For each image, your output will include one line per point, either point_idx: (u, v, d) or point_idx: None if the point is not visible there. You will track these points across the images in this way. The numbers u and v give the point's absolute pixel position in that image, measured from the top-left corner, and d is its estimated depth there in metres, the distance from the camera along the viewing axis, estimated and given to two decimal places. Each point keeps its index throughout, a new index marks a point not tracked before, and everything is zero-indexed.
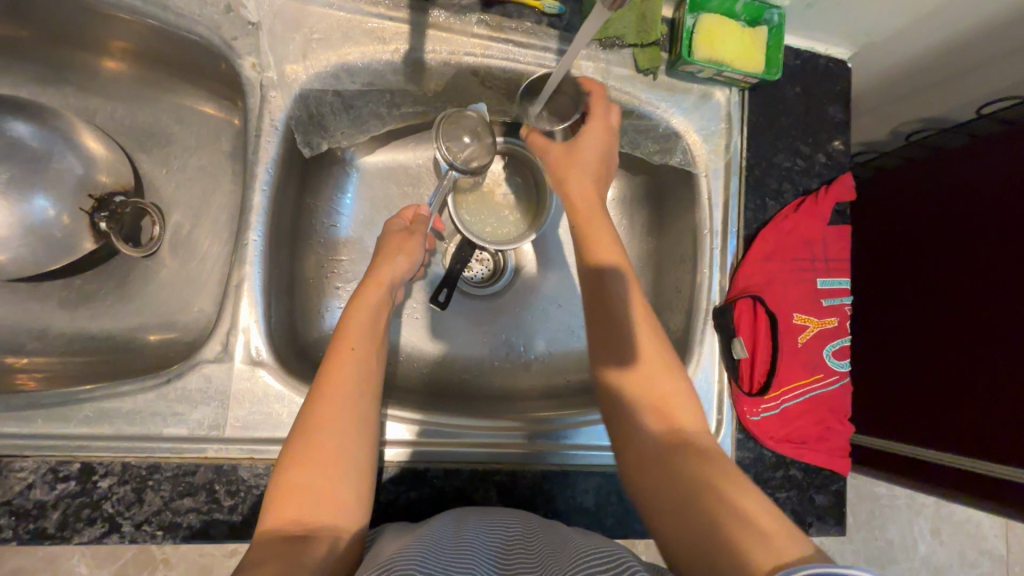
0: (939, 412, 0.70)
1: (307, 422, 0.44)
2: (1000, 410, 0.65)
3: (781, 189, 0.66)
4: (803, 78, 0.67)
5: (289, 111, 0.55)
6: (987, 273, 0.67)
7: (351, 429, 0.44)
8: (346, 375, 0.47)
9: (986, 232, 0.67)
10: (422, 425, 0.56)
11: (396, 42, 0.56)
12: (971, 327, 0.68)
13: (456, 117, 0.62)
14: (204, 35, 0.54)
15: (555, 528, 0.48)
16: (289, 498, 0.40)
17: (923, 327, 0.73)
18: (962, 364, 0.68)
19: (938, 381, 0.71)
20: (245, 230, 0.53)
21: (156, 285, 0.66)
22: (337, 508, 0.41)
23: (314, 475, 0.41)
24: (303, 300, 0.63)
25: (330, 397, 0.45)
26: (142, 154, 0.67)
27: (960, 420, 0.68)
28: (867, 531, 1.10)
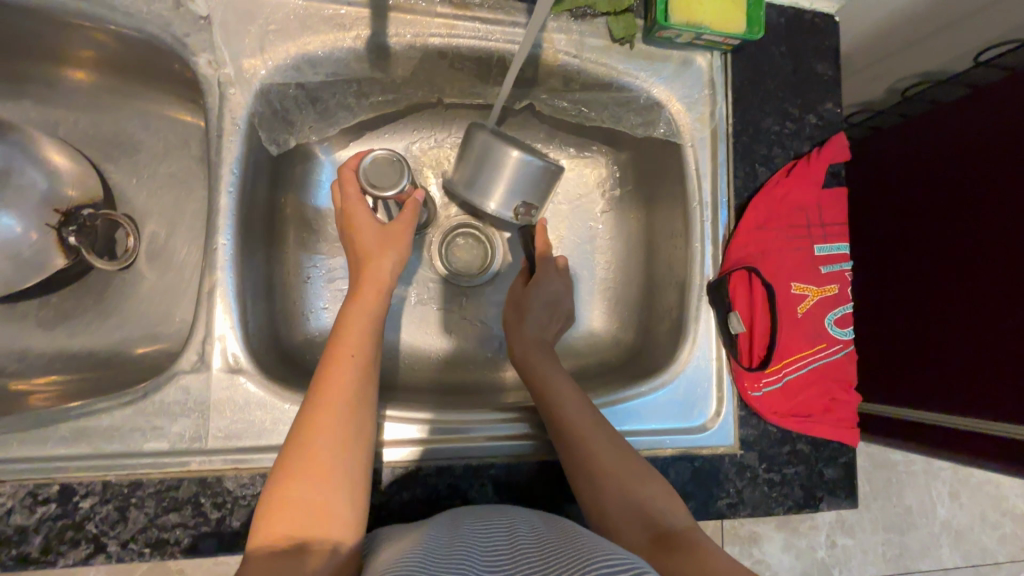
0: (954, 375, 0.67)
1: (301, 434, 0.42)
2: (1015, 366, 0.61)
3: (771, 153, 0.63)
4: (787, 36, 0.64)
5: (250, 107, 0.53)
6: (999, 216, 0.63)
7: (345, 439, 0.42)
8: (339, 381, 0.44)
9: (997, 173, 0.63)
10: (434, 424, 0.55)
11: (358, 28, 0.54)
12: (987, 276, 0.64)
13: (409, 130, 0.69)
14: (155, 34, 0.52)
15: (548, 524, 0.46)
16: (282, 512, 0.38)
17: (933, 283, 0.70)
18: (979, 316, 0.64)
19: (950, 338, 0.67)
20: (213, 234, 0.51)
21: (135, 298, 0.64)
22: (333, 525, 0.39)
23: (309, 491, 0.39)
24: (284, 304, 0.61)
25: (328, 407, 0.43)
26: (110, 164, 0.65)
27: (972, 380, 0.65)
28: (885, 500, 1.08)
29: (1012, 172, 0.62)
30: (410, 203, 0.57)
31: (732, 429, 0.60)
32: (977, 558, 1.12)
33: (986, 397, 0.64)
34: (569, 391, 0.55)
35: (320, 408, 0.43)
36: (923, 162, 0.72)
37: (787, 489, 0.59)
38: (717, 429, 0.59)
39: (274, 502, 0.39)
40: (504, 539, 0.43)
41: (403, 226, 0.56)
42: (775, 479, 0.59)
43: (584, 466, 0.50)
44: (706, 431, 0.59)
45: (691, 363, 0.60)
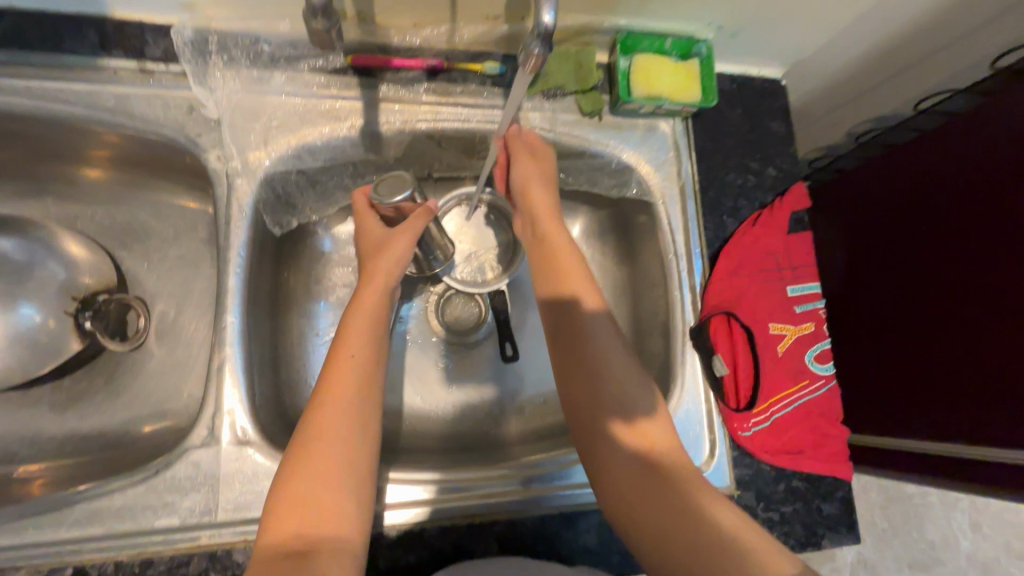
0: (958, 396, 0.67)
1: (301, 441, 0.45)
2: (1010, 389, 0.62)
3: (737, 205, 0.68)
4: (741, 100, 0.71)
5: (256, 194, 0.58)
6: (977, 240, 0.65)
7: (349, 433, 0.45)
8: (343, 378, 0.48)
9: (968, 201, 0.66)
10: (440, 484, 0.55)
11: (352, 118, 0.60)
12: (973, 298, 0.65)
13: None
14: (168, 135, 0.57)
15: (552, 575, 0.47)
16: (289, 511, 0.41)
17: (922, 308, 0.71)
18: (971, 338, 0.66)
19: (944, 363, 0.68)
20: (222, 313, 0.55)
21: (145, 376, 0.67)
22: (341, 520, 0.42)
23: (314, 487, 0.42)
24: (287, 374, 0.64)
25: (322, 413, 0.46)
26: (123, 251, 0.70)
27: (968, 406, 0.66)
28: (903, 534, 1.09)
29: (984, 198, 0.65)
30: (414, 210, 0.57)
31: (727, 470, 0.61)
32: None
33: (987, 422, 0.64)
34: (596, 389, 0.51)
35: (314, 415, 0.46)
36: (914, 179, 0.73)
37: (787, 527, 0.61)
38: (712, 472, 0.61)
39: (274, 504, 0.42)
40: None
41: (410, 226, 0.57)
42: (773, 518, 0.61)
43: (595, 421, 0.51)
44: (703, 474, 0.60)
45: (682, 408, 0.62)
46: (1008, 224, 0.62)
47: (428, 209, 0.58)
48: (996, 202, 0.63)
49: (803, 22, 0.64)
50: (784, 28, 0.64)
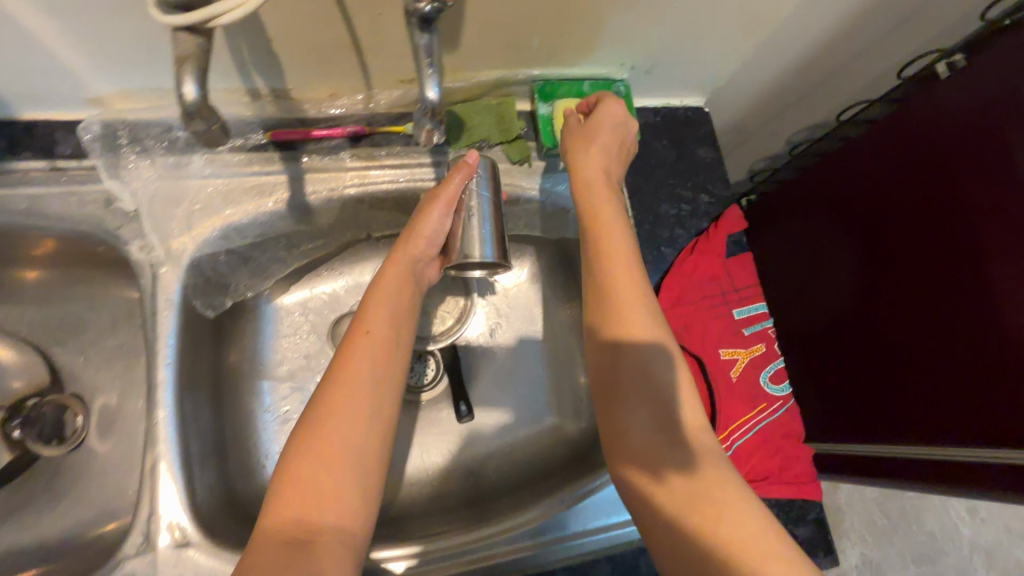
0: (954, 391, 0.64)
1: (312, 427, 0.46)
2: (984, 382, 0.61)
3: (674, 235, 0.68)
4: (665, 132, 0.72)
5: (184, 281, 0.56)
6: (927, 235, 0.66)
7: (360, 416, 0.47)
8: (356, 361, 0.50)
9: (914, 197, 0.68)
10: (426, 556, 0.55)
11: (278, 192, 0.59)
12: (932, 293, 0.66)
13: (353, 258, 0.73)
14: (88, 229, 0.56)
15: None
16: (293, 495, 0.43)
17: (890, 308, 0.71)
18: (940, 333, 0.65)
19: (919, 362, 0.68)
20: (154, 408, 0.53)
21: (87, 477, 0.64)
22: (341, 511, 0.43)
23: (323, 471, 0.44)
24: (235, 458, 0.62)
25: (335, 399, 0.47)
26: (56, 348, 0.67)
27: (946, 405, 0.65)
28: (904, 530, 1.14)
29: (927, 194, 0.66)
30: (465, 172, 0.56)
31: None
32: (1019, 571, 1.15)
33: (967, 419, 0.63)
34: (634, 415, 0.46)
35: (323, 403, 0.47)
36: (890, 159, 0.71)
37: None
38: None
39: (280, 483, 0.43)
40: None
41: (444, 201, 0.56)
42: None
43: (637, 354, 0.48)
44: None
45: None
46: (954, 217, 0.63)
47: (467, 164, 0.56)
48: (941, 195, 0.65)
49: (710, 53, 0.66)
50: (692, 61, 0.66)
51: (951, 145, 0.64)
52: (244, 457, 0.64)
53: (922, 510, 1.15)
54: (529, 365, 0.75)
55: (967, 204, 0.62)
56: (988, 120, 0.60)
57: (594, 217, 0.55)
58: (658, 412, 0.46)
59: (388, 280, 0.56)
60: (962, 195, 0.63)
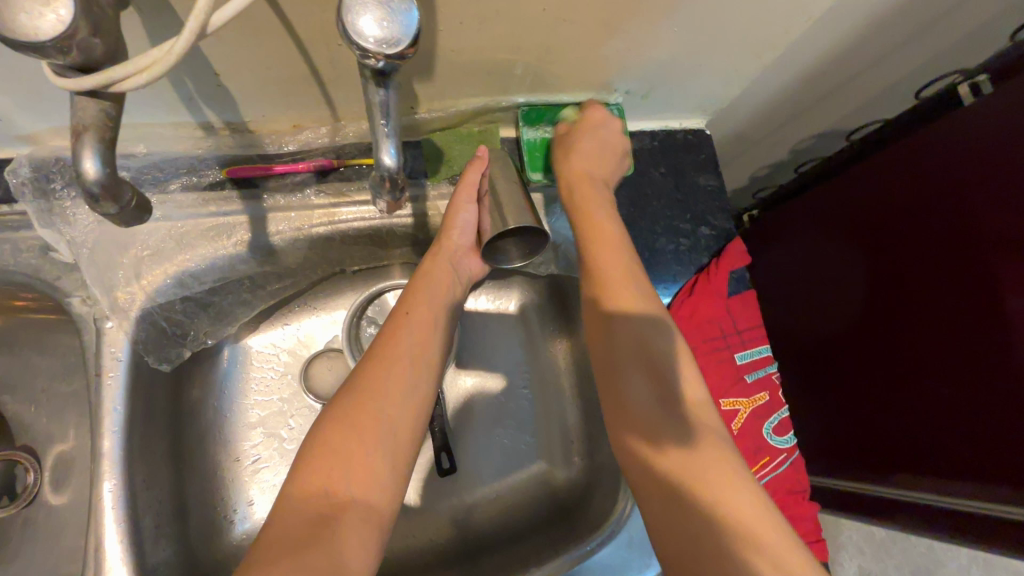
0: (964, 438, 0.60)
1: (351, 399, 0.45)
2: (997, 431, 0.57)
3: (671, 272, 0.63)
4: (662, 158, 0.67)
5: (132, 336, 0.51)
6: (937, 271, 0.62)
7: (395, 397, 0.45)
8: (399, 345, 0.49)
9: (923, 229, 0.63)
10: None
11: (238, 233, 0.54)
12: (946, 331, 0.61)
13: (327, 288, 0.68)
14: (24, 281, 0.51)
15: None
16: (325, 460, 0.41)
17: (896, 344, 0.67)
18: (948, 376, 0.61)
19: (925, 405, 0.64)
20: (99, 482, 0.48)
21: (41, 537, 0.60)
22: (372, 487, 0.41)
23: (355, 442, 0.42)
24: (200, 518, 0.58)
25: (378, 374, 0.46)
26: (4, 397, 0.62)
27: (954, 451, 0.62)
28: None
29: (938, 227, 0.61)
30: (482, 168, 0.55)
31: None
32: None
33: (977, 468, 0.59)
34: (637, 396, 0.45)
35: (366, 375, 0.46)
36: (905, 183, 0.65)
37: None
38: None
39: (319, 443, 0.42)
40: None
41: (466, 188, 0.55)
42: None
43: (626, 339, 0.47)
44: None
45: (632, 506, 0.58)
46: (966, 253, 0.59)
47: (480, 156, 0.55)
48: (953, 229, 0.60)
49: (711, 76, 0.60)
50: (691, 84, 0.60)
51: (963, 177, 0.59)
52: (209, 514, 0.60)
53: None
54: (520, 404, 0.70)
55: (980, 241, 0.58)
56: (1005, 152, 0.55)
57: (585, 214, 0.53)
58: (660, 391, 0.45)
59: (434, 273, 0.55)
60: (975, 231, 0.58)
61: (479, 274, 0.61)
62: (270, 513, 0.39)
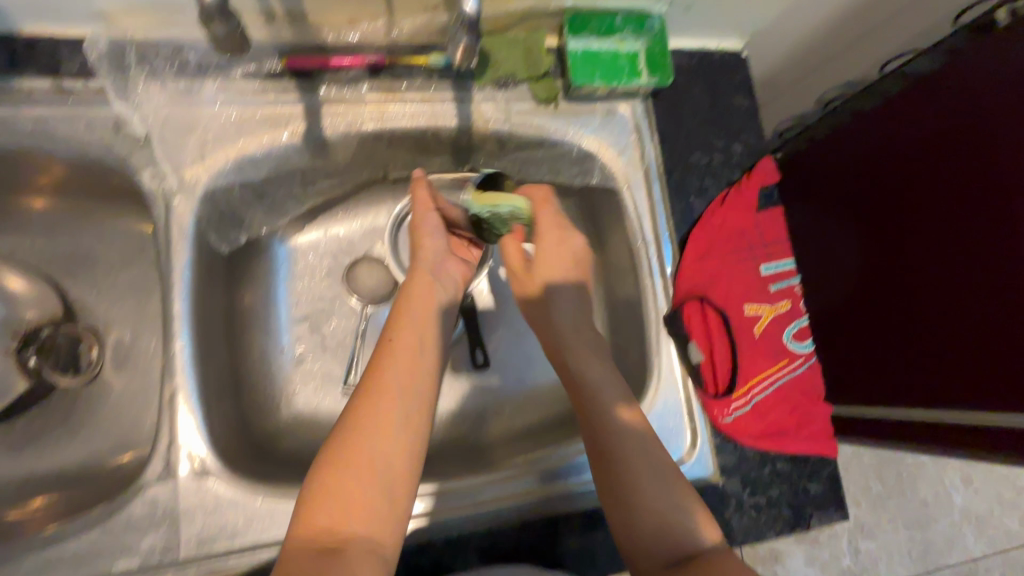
0: (943, 365, 0.58)
1: (342, 438, 0.43)
2: (979, 370, 0.54)
3: (703, 185, 0.65)
4: (700, 77, 0.68)
5: (197, 213, 0.55)
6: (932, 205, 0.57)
7: (388, 430, 0.44)
8: (390, 373, 0.47)
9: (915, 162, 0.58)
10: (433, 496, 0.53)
11: (294, 124, 0.57)
12: (967, 241, 0.54)
13: (367, 196, 0.71)
14: (97, 156, 0.54)
15: None
16: (322, 500, 0.40)
17: (886, 271, 0.62)
18: (957, 296, 0.55)
19: (904, 345, 0.61)
20: (170, 341, 0.52)
21: (104, 409, 0.64)
22: (371, 520, 0.40)
23: (350, 479, 0.41)
24: (251, 395, 0.62)
25: (369, 407, 0.44)
26: (68, 281, 0.66)
27: (930, 392, 0.59)
28: (900, 495, 1.16)
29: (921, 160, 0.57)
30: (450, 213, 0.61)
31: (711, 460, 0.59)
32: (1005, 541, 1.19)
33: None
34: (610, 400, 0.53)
35: (355, 412, 0.44)
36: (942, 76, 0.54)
37: (774, 510, 0.60)
38: (694, 462, 0.59)
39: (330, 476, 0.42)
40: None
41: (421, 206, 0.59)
42: (760, 502, 0.59)
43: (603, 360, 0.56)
44: (683, 466, 0.58)
45: (660, 400, 0.60)
46: (955, 186, 0.54)
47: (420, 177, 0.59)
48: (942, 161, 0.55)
49: None
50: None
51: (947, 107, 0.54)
52: (259, 393, 0.63)
53: (917, 478, 1.17)
54: None
55: (973, 173, 0.53)
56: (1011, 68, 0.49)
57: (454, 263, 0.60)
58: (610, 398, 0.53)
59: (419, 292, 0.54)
60: (984, 146, 0.52)
61: (464, 279, 0.61)
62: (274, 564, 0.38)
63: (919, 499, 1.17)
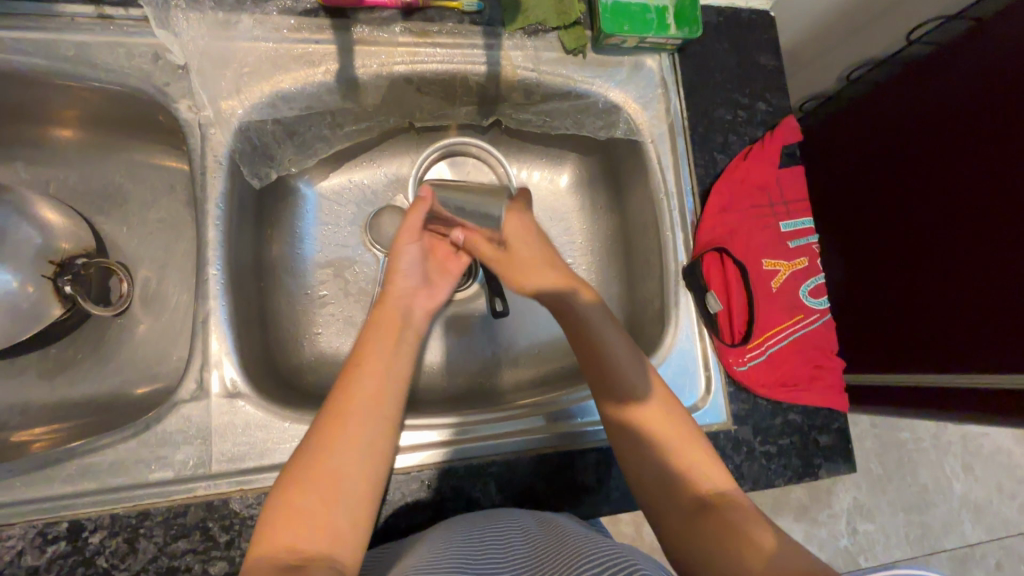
0: (993, 326, 0.63)
1: (303, 456, 0.41)
2: (992, 316, 0.63)
3: (726, 141, 0.66)
4: (728, 34, 0.68)
5: (231, 145, 0.56)
6: (949, 176, 0.67)
7: (354, 446, 0.42)
8: (358, 389, 0.45)
9: (939, 139, 0.68)
10: (451, 427, 0.57)
11: (326, 63, 0.58)
12: (937, 227, 0.68)
13: (391, 146, 0.72)
14: (136, 85, 0.55)
15: (550, 520, 0.50)
16: (289, 521, 0.37)
17: (941, 243, 0.68)
18: (934, 271, 0.69)
19: (930, 297, 0.69)
20: (204, 267, 0.53)
21: (133, 341, 0.66)
22: (333, 537, 0.38)
23: (311, 500, 0.39)
24: (276, 331, 0.63)
25: (334, 426, 0.43)
26: (99, 216, 0.67)
27: (954, 338, 0.67)
28: (900, 479, 1.18)
29: (933, 141, 0.68)
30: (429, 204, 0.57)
31: (724, 406, 0.61)
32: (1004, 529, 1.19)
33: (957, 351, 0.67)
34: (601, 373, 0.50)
35: (321, 432, 0.42)
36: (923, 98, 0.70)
37: (785, 459, 0.61)
38: (708, 408, 0.61)
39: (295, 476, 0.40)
40: (498, 547, 0.45)
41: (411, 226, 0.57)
42: (771, 451, 0.61)
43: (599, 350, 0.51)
44: (698, 409, 0.60)
45: (676, 347, 0.62)
46: (986, 156, 0.63)
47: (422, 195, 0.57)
48: (960, 139, 0.65)
49: None
50: None
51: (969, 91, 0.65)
52: (284, 330, 0.65)
53: (917, 463, 1.19)
54: None
55: None
56: (988, 79, 0.63)
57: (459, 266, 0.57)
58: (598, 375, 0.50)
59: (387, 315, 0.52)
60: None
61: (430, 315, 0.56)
62: None
63: (919, 484, 1.18)
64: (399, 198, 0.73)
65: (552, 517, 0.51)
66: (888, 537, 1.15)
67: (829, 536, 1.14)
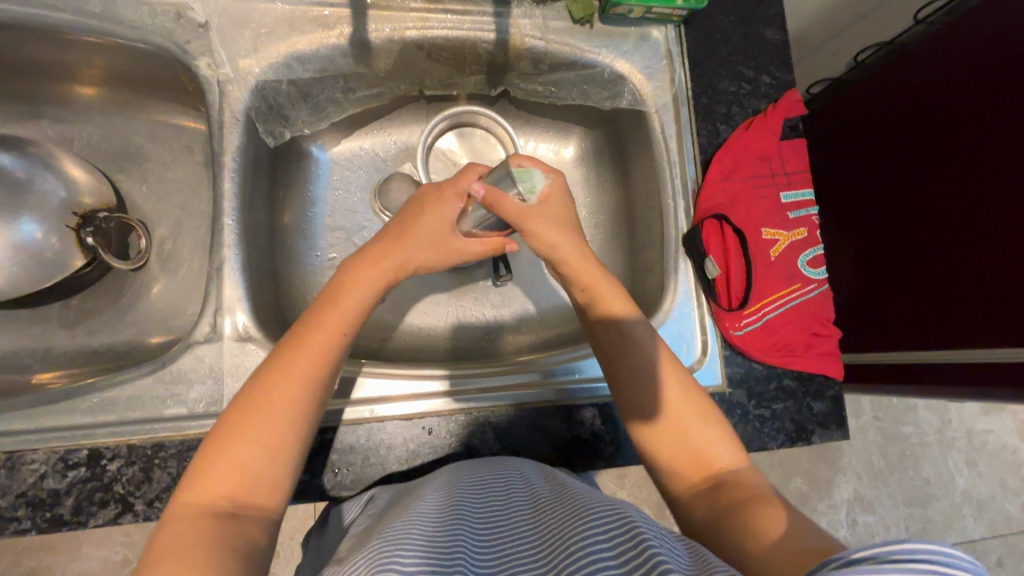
0: (993, 297, 0.63)
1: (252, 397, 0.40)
2: (988, 288, 0.64)
3: (730, 112, 0.67)
4: (736, 7, 0.69)
5: (248, 102, 0.59)
6: (945, 152, 0.67)
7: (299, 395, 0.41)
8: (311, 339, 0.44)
9: (939, 123, 0.68)
10: (452, 378, 0.59)
11: (340, 26, 0.59)
12: (936, 203, 0.68)
13: (401, 116, 0.74)
14: (158, 43, 0.57)
15: (556, 478, 0.49)
16: (217, 469, 0.38)
17: (941, 218, 0.68)
18: (933, 247, 0.69)
19: (929, 273, 0.69)
20: (220, 217, 0.56)
21: (148, 295, 0.68)
22: (265, 488, 0.39)
23: (246, 451, 0.38)
24: (287, 288, 0.65)
25: (275, 373, 0.41)
26: (120, 175, 0.70)
27: (956, 311, 0.67)
28: (901, 471, 1.18)
29: (930, 119, 0.69)
30: (480, 173, 0.57)
31: (720, 369, 0.63)
32: (1006, 526, 1.19)
33: (947, 335, 0.68)
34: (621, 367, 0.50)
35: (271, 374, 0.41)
36: (923, 75, 0.71)
37: (778, 424, 0.62)
38: (704, 370, 0.63)
39: (194, 470, 0.38)
40: (499, 495, 0.45)
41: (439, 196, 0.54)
42: (765, 415, 0.62)
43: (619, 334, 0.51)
44: (694, 370, 0.62)
45: (675, 311, 0.64)
46: (984, 128, 0.64)
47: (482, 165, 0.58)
48: (953, 116, 0.67)
49: None
50: None
51: (969, 74, 0.65)
52: (294, 288, 0.67)
53: (919, 457, 1.19)
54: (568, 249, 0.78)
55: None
56: (989, 62, 0.63)
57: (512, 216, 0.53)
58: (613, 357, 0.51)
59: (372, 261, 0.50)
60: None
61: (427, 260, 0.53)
62: (160, 526, 0.35)
63: (922, 477, 1.18)
64: (407, 166, 0.75)
65: (546, 466, 0.53)
66: (888, 529, 1.16)
67: (828, 525, 1.15)
